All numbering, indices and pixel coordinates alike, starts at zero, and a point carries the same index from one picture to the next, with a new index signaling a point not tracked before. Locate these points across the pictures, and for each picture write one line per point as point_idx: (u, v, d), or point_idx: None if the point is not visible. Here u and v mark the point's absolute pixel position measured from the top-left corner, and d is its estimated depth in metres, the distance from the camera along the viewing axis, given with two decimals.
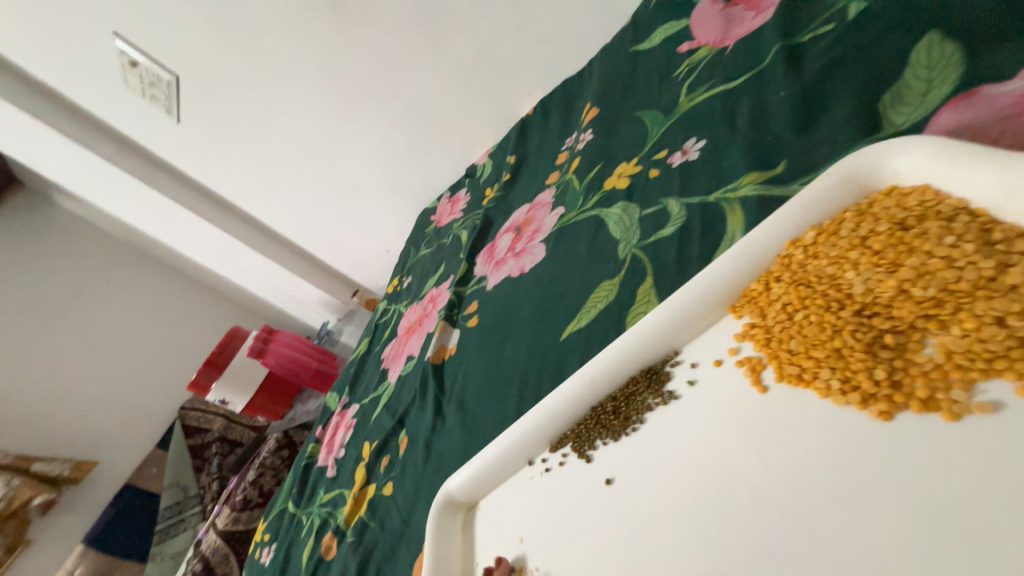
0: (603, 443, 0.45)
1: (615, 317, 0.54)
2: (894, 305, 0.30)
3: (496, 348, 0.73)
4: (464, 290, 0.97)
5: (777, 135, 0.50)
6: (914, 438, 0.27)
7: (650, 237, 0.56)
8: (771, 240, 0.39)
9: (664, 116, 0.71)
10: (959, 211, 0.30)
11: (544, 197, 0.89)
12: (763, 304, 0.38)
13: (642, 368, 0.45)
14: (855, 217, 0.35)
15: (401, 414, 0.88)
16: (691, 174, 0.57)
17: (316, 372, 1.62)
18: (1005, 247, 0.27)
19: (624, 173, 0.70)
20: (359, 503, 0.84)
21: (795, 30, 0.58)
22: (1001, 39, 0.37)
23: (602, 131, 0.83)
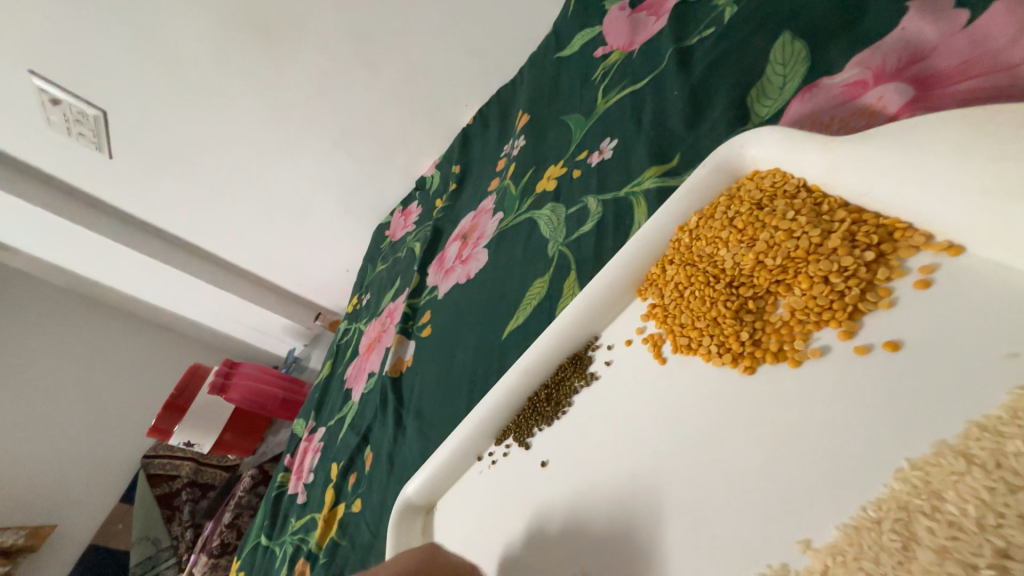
0: (540, 430, 0.48)
1: (548, 311, 0.58)
2: (754, 274, 0.35)
3: (448, 353, 0.75)
4: (417, 301, 0.99)
5: (672, 130, 0.54)
6: (770, 386, 0.31)
7: (574, 234, 0.60)
8: (664, 226, 0.43)
9: (584, 119, 0.76)
10: (800, 189, 0.35)
11: (486, 203, 0.92)
12: (661, 285, 0.42)
13: (569, 355, 0.48)
14: (726, 201, 0.40)
15: (364, 431, 0.89)
16: (606, 172, 0.61)
17: (284, 402, 1.58)
18: (828, 217, 0.32)
19: (552, 175, 0.74)
20: (329, 524, 0.84)
21: (688, 30, 0.62)
22: (835, 36, 0.43)
23: (533, 136, 0.88)
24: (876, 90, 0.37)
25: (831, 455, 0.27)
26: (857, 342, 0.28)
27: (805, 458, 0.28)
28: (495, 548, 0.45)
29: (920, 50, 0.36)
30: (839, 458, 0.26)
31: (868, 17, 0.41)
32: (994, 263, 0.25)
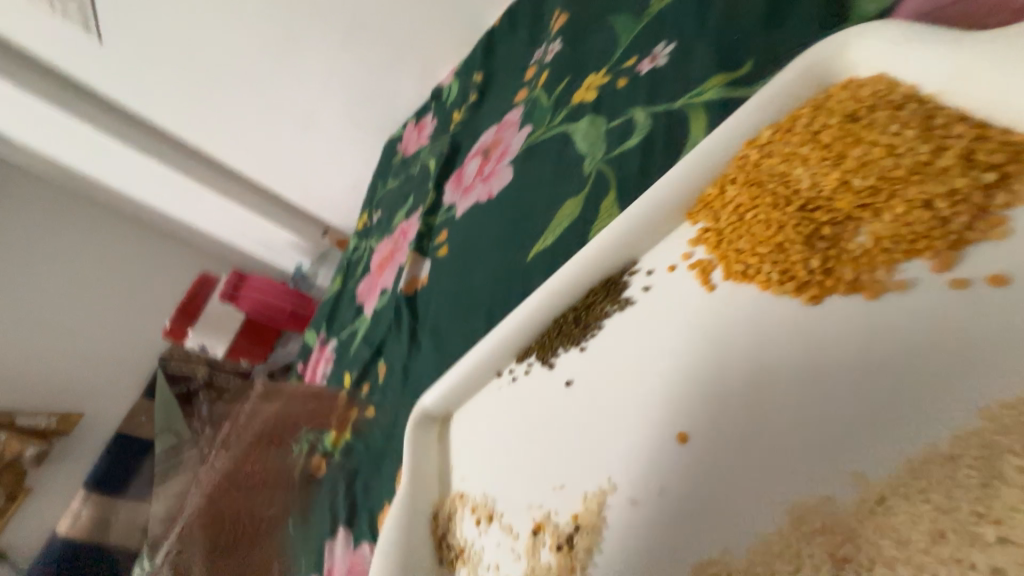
0: (564, 350, 0.47)
1: (581, 233, 0.55)
2: (835, 196, 0.31)
3: (467, 273, 0.73)
4: (433, 220, 0.95)
5: (745, 32, 0.47)
6: (842, 317, 0.28)
7: (615, 150, 0.55)
8: (730, 141, 0.39)
9: (634, 20, 0.66)
10: (907, 100, 0.31)
11: (511, 116, 0.85)
12: (717, 207, 0.39)
13: (602, 279, 0.47)
14: (810, 112, 0.35)
15: (376, 344, 0.91)
16: (658, 81, 0.54)
17: (291, 315, 1.62)
18: (938, 133, 0.28)
19: (591, 86, 0.67)
20: (344, 427, 0.88)
21: None
22: None
23: (570, 39, 0.78)
24: None
25: (905, 390, 0.25)
26: (954, 276, 0.25)
27: (874, 391, 0.26)
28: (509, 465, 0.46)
29: None
30: (915, 391, 0.25)
31: None
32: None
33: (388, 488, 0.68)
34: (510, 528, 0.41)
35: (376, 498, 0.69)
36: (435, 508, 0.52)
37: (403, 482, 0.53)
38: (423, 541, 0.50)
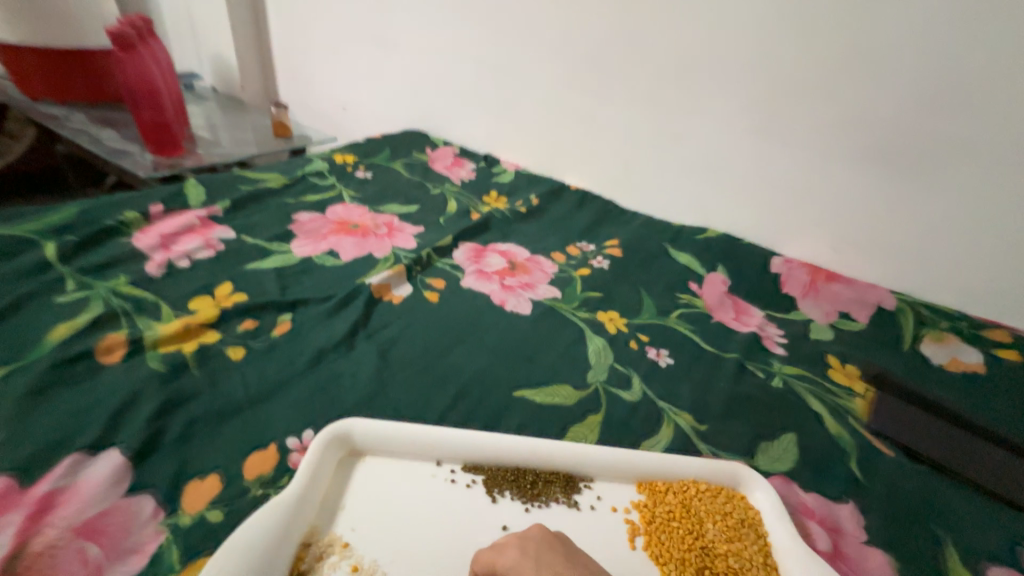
0: (509, 497, 0.58)
1: (564, 418, 0.69)
2: (716, 558, 0.54)
3: (448, 342, 0.80)
4: (435, 259, 1.01)
5: (709, 402, 0.77)
6: None
7: (613, 387, 0.76)
8: (685, 469, 0.63)
9: (656, 314, 0.98)
10: (762, 537, 0.57)
11: (545, 265, 1.08)
12: (657, 497, 0.60)
13: (565, 471, 0.61)
14: (727, 497, 0.61)
15: (297, 299, 0.83)
16: (653, 372, 0.82)
17: (158, 122, 1.39)
18: (770, 569, 0.54)
19: (613, 322, 0.93)
20: (187, 336, 0.72)
21: (751, 356, 0.91)
22: (812, 463, 0.70)
23: (615, 270, 1.11)
24: (817, 523, 0.61)
25: None
26: None
27: None
28: (410, 555, 0.50)
29: (840, 527, 0.61)
30: None
31: (834, 473, 0.69)
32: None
33: (215, 453, 0.57)
34: None
35: (186, 450, 0.56)
36: (306, 537, 0.50)
37: (292, 485, 0.51)
38: (279, 568, 0.46)
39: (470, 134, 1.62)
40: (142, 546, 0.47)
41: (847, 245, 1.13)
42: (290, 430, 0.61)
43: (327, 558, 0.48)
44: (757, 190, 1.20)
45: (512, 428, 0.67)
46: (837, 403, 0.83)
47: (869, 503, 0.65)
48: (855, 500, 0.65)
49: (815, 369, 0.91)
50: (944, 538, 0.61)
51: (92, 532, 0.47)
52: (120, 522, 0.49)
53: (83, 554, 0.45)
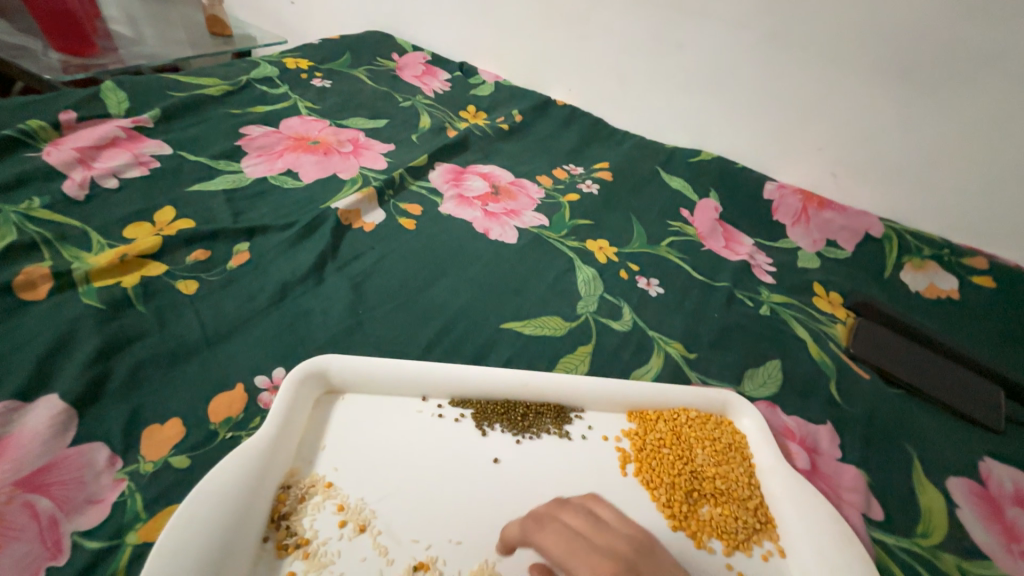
0: (500, 430, 0.56)
1: (554, 350, 0.67)
2: (705, 480, 0.55)
3: (428, 272, 0.74)
4: (409, 182, 0.91)
5: (700, 332, 0.76)
6: (681, 544, 0.50)
7: (603, 318, 0.73)
8: (675, 397, 0.62)
9: (646, 242, 0.94)
10: (748, 458, 0.59)
11: (531, 190, 0.99)
12: (648, 426, 0.59)
13: (556, 403, 0.59)
14: (715, 423, 0.61)
15: (254, 226, 0.73)
16: (644, 302, 0.79)
17: (57, 13, 1.12)
18: (753, 488, 0.56)
19: (604, 251, 0.88)
20: (126, 268, 0.63)
21: (740, 285, 0.89)
22: (795, 388, 0.71)
23: (605, 195, 1.04)
24: (797, 443, 0.63)
25: None
26: (731, 559, 0.50)
27: None
28: (399, 492, 0.47)
29: (818, 446, 0.63)
30: None
31: (815, 396, 0.71)
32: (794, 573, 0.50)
33: (174, 396, 0.51)
34: (384, 550, 0.43)
35: (141, 394, 0.51)
36: (285, 479, 0.46)
37: (265, 426, 0.47)
38: (258, 511, 0.42)
39: (442, 37, 1.41)
40: (102, 497, 0.43)
41: (842, 170, 1.09)
42: (259, 369, 0.56)
43: (310, 499, 0.46)
44: (758, 108, 1.11)
45: (501, 361, 0.64)
46: (821, 330, 0.84)
47: (845, 423, 0.67)
48: (832, 420, 0.67)
49: (801, 296, 0.91)
50: (910, 452, 0.65)
51: (39, 485, 0.42)
52: (70, 473, 0.43)
53: (31, 509, 0.40)
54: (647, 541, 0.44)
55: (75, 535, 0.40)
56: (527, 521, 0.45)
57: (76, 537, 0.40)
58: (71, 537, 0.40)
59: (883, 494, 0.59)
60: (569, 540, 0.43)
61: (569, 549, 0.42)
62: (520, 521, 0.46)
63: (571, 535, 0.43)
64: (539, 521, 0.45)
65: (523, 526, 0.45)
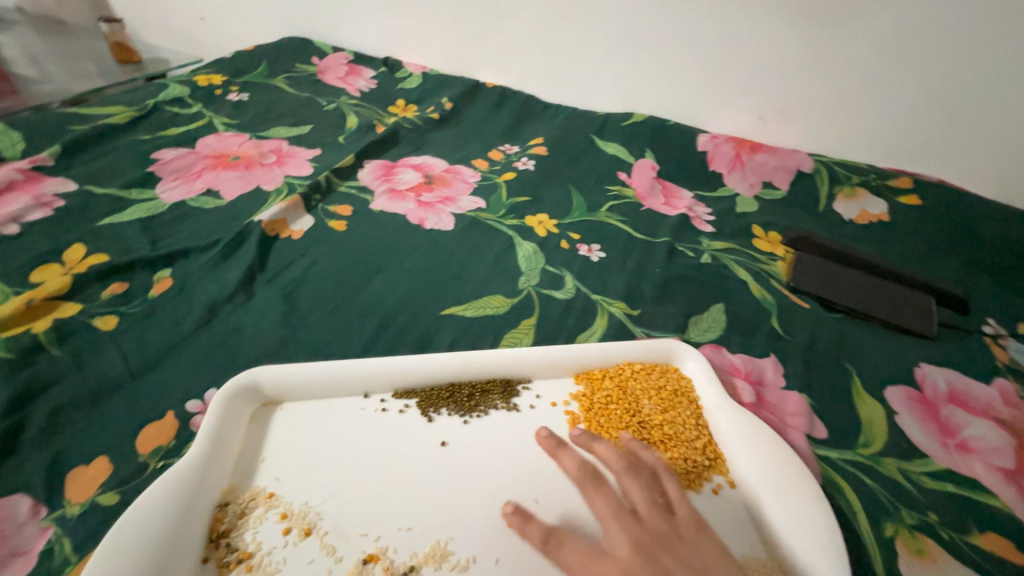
0: (446, 414, 0.56)
1: (497, 328, 0.67)
2: (654, 428, 0.57)
3: (364, 271, 0.72)
4: (337, 183, 0.89)
5: (644, 289, 0.77)
6: None
7: (546, 289, 0.73)
8: (620, 353, 0.63)
9: (586, 209, 0.94)
10: (695, 400, 0.60)
11: (466, 174, 0.98)
12: (595, 385, 0.60)
13: (502, 378, 0.59)
14: (660, 372, 0.62)
15: (174, 251, 0.70)
16: (586, 268, 0.79)
17: None
18: (701, 428, 0.58)
19: (543, 224, 0.88)
20: (34, 313, 0.59)
21: (680, 238, 0.90)
22: (737, 327, 0.73)
23: (542, 170, 1.04)
24: (743, 378, 0.65)
25: None
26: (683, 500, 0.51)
27: None
28: (344, 491, 0.47)
29: (763, 379, 0.65)
30: None
31: (759, 332, 0.73)
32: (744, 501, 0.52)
33: (98, 436, 0.49)
34: (332, 550, 0.43)
35: (61, 439, 0.48)
36: (222, 497, 0.45)
37: (194, 448, 0.45)
38: (193, 534, 0.41)
39: (361, 34, 1.38)
40: (27, 548, 0.41)
41: (768, 112, 1.11)
42: (190, 394, 0.54)
43: (251, 513, 0.45)
44: (680, 63, 1.12)
45: (444, 347, 0.64)
46: (761, 269, 0.86)
47: (788, 353, 0.69)
48: (776, 352, 0.69)
49: (741, 240, 0.93)
50: (850, 370, 0.68)
51: None
52: None
53: None
54: (699, 527, 0.44)
55: None
56: (585, 468, 0.49)
57: None
58: None
59: (826, 412, 0.62)
60: (620, 509, 0.45)
61: (615, 514, 0.45)
62: (579, 464, 0.49)
63: (622, 506, 0.46)
64: (593, 476, 0.48)
65: (580, 472, 0.48)
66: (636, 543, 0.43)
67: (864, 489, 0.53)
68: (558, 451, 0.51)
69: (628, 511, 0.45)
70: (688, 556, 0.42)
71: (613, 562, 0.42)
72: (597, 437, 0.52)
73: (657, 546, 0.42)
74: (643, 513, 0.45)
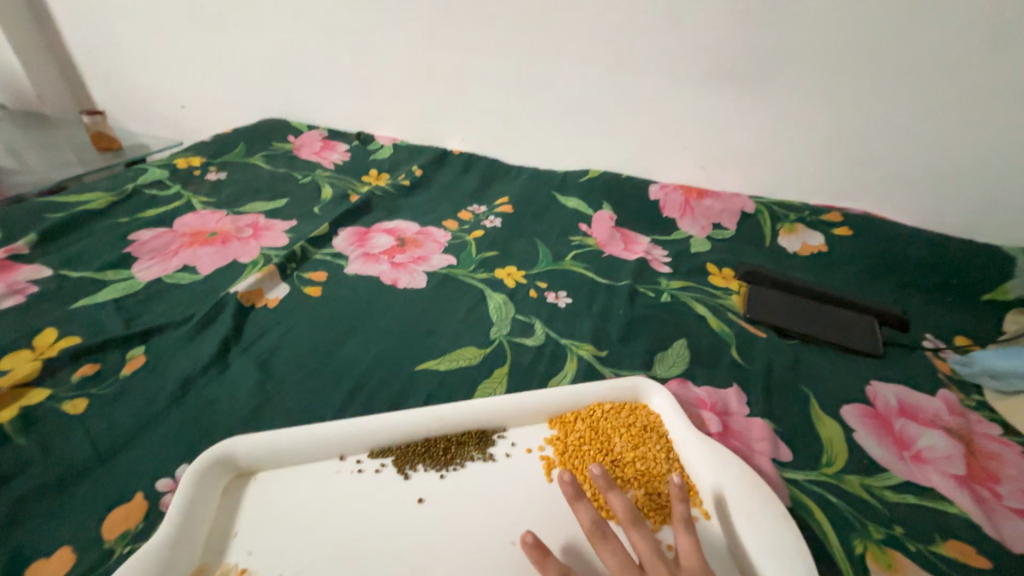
0: (423, 469, 0.56)
1: (471, 379, 0.69)
2: (627, 466, 0.58)
3: (339, 334, 0.75)
4: (313, 252, 0.93)
5: (610, 331, 0.81)
6: None
7: (516, 338, 0.77)
8: (590, 394, 0.65)
9: (551, 259, 1.00)
10: (665, 435, 0.62)
11: (437, 235, 1.04)
12: (567, 427, 0.62)
13: (476, 428, 0.61)
14: (630, 409, 0.65)
15: (148, 329, 0.72)
16: (554, 314, 0.83)
17: None
18: (672, 461, 0.60)
19: (512, 276, 0.93)
20: (1, 402, 0.59)
21: (641, 280, 0.96)
22: (700, 360, 0.77)
23: (508, 226, 1.10)
24: (709, 409, 0.68)
25: None
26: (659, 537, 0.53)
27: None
28: (319, 560, 0.47)
29: (729, 408, 0.68)
30: None
31: (720, 363, 0.77)
32: (716, 531, 0.54)
33: (61, 525, 0.48)
34: None
35: (22, 532, 0.47)
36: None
37: (163, 528, 0.45)
38: None
39: (335, 114, 1.49)
40: None
41: (709, 162, 1.23)
42: (160, 472, 0.54)
43: None
44: (626, 125, 1.24)
45: (419, 402, 0.65)
46: (718, 303, 0.92)
47: (749, 381, 0.73)
48: (737, 382, 0.73)
49: (698, 278, 1.00)
50: (807, 393, 0.72)
51: None
52: None
53: None
54: (699, 568, 0.45)
55: None
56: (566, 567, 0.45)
57: None
58: None
59: (789, 436, 0.65)
60: (627, 568, 0.45)
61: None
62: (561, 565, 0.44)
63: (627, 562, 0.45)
64: (604, 536, 0.47)
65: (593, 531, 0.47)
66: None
67: (830, 508, 0.55)
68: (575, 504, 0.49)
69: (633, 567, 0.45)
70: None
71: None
72: (611, 484, 0.50)
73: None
74: (647, 564, 0.45)
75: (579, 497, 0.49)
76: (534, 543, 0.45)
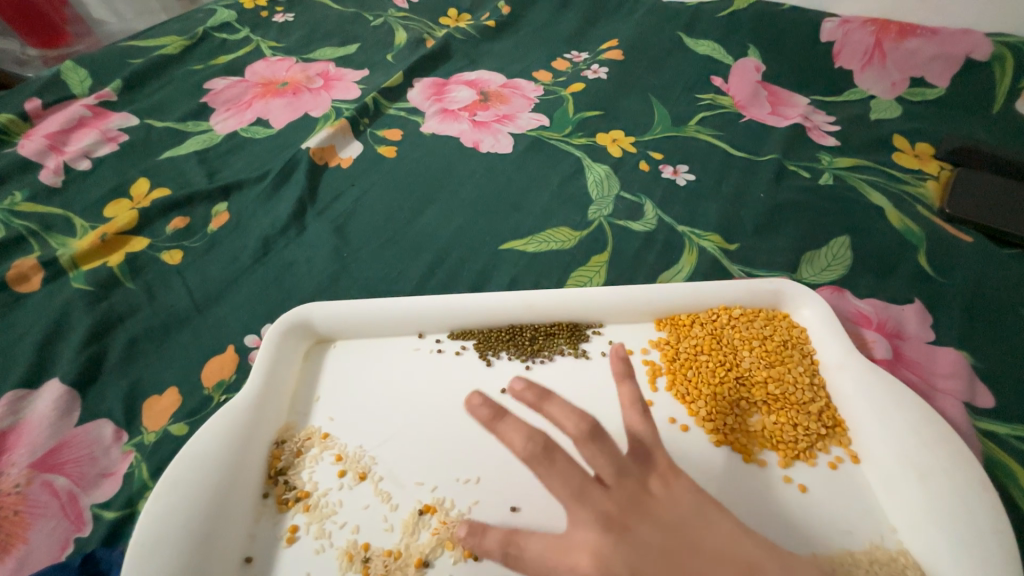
0: (507, 357, 0.50)
1: (563, 265, 0.58)
2: (755, 386, 0.48)
3: (417, 202, 0.66)
4: (386, 106, 0.81)
5: (744, 220, 0.63)
6: (727, 460, 0.44)
7: (621, 220, 0.62)
8: (715, 295, 0.52)
9: (671, 124, 0.78)
10: (810, 355, 0.49)
11: (527, 88, 0.85)
12: (681, 332, 0.51)
13: (570, 321, 0.52)
14: (766, 319, 0.51)
15: (228, 184, 0.68)
16: (672, 194, 0.66)
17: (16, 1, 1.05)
18: (817, 388, 0.47)
19: (618, 142, 0.74)
20: (108, 247, 0.60)
21: (794, 155, 0.72)
22: (868, 266, 0.58)
23: (617, 79, 0.86)
24: (874, 330, 0.52)
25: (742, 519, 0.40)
26: (787, 472, 0.43)
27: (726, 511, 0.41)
28: (401, 438, 0.44)
29: (903, 330, 0.52)
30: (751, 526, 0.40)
31: (900, 273, 0.57)
32: (870, 478, 0.43)
33: (169, 366, 0.50)
34: (388, 496, 0.41)
35: (139, 369, 0.50)
36: (280, 435, 0.45)
37: (249, 385, 0.44)
38: (251, 470, 0.41)
39: None
40: (113, 469, 0.43)
41: None
42: (249, 328, 0.54)
43: (307, 452, 0.44)
44: None
45: (503, 286, 0.57)
46: (906, 191, 0.67)
47: (940, 299, 0.54)
48: (922, 297, 0.54)
49: (877, 156, 0.72)
50: None
51: (52, 464, 0.43)
52: (80, 450, 0.44)
53: (50, 487, 0.41)
54: (671, 471, 0.32)
55: (94, 507, 0.41)
56: (538, 439, 0.29)
57: (94, 509, 0.41)
58: (90, 509, 0.41)
59: (991, 376, 0.48)
60: (580, 484, 0.29)
61: (579, 495, 0.29)
62: (526, 436, 0.29)
63: (582, 480, 0.29)
64: (591, 435, 0.30)
65: (527, 449, 0.29)
66: (606, 523, 0.28)
67: None
68: (544, 404, 0.31)
69: (592, 480, 0.29)
70: (670, 516, 0.30)
71: (575, 548, 0.28)
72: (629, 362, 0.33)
73: (629, 514, 0.29)
74: (611, 479, 0.30)
75: (549, 395, 0.31)
76: (528, 386, 0.31)
